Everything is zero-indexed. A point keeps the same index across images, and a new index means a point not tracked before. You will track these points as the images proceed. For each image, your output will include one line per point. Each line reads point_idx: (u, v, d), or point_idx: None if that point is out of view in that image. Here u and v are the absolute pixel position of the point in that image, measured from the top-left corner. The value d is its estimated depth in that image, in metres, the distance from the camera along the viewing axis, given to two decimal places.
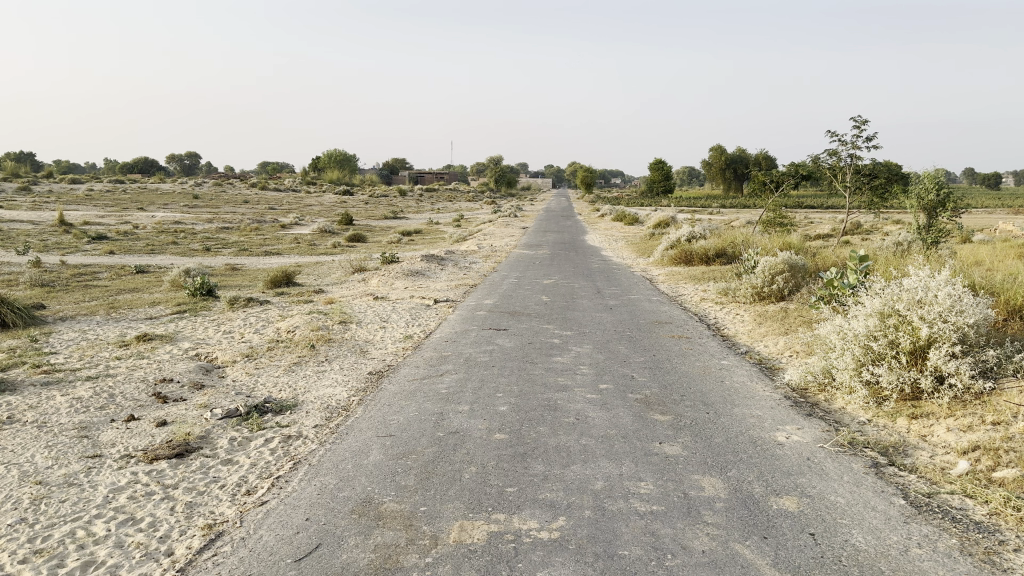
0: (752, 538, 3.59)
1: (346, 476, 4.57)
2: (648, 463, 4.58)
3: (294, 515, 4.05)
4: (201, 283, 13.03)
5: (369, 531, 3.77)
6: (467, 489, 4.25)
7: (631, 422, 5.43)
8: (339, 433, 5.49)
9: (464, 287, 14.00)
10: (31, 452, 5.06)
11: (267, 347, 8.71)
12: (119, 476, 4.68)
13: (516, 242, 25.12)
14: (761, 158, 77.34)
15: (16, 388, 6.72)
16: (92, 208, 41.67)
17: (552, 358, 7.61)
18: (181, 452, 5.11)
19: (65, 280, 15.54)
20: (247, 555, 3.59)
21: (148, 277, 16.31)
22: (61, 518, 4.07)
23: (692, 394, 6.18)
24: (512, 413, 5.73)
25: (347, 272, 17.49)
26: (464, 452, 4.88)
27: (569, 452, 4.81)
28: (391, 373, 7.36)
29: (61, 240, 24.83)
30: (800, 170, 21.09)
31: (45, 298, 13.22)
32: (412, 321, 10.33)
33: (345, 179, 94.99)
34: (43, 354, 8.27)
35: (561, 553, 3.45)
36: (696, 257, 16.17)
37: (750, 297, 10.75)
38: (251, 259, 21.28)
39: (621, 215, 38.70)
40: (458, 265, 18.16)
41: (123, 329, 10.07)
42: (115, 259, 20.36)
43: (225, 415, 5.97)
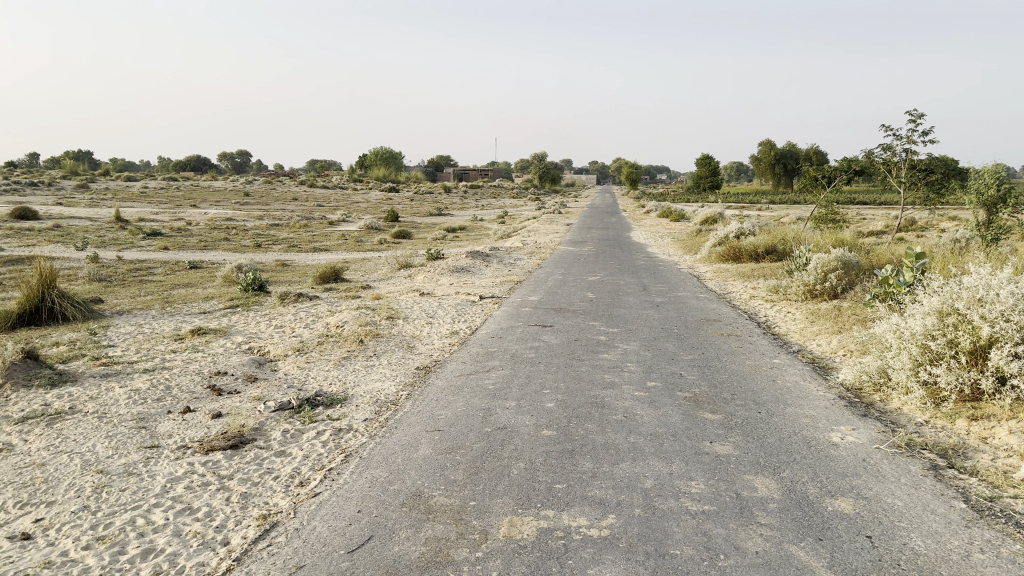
0: (807, 540, 3.52)
1: (396, 469, 4.61)
2: (699, 463, 4.53)
3: (346, 507, 4.09)
4: (253, 278, 13.25)
5: (419, 524, 3.79)
6: (515, 485, 4.25)
7: (680, 421, 5.38)
8: (389, 427, 5.53)
9: (509, 284, 13.99)
10: (92, 441, 5.21)
11: (316, 341, 8.83)
12: (176, 467, 4.78)
13: (561, 238, 25.11)
14: (810, 153, 75.96)
15: (77, 379, 6.93)
16: (147, 205, 42.79)
17: (599, 355, 7.57)
18: (236, 443, 5.20)
19: (121, 275, 15.94)
20: (301, 547, 3.64)
21: (201, 273, 16.65)
22: (122, 506, 4.18)
23: (744, 393, 6.10)
24: (559, 410, 5.71)
25: (394, 269, 17.62)
26: (512, 448, 4.88)
27: (618, 450, 4.78)
28: (438, 368, 7.39)
29: (117, 236, 25.49)
30: (852, 165, 20.65)
31: (103, 292, 13.56)
32: (458, 317, 10.38)
33: (390, 177, 95.61)
34: (102, 347, 8.51)
35: (611, 551, 3.42)
36: (745, 254, 15.93)
37: (802, 294, 10.56)
38: (300, 255, 21.59)
39: (667, 211, 38.33)
40: (502, 261, 18.15)
41: (178, 323, 10.31)
42: (169, 255, 20.86)
43: (278, 408, 6.06)
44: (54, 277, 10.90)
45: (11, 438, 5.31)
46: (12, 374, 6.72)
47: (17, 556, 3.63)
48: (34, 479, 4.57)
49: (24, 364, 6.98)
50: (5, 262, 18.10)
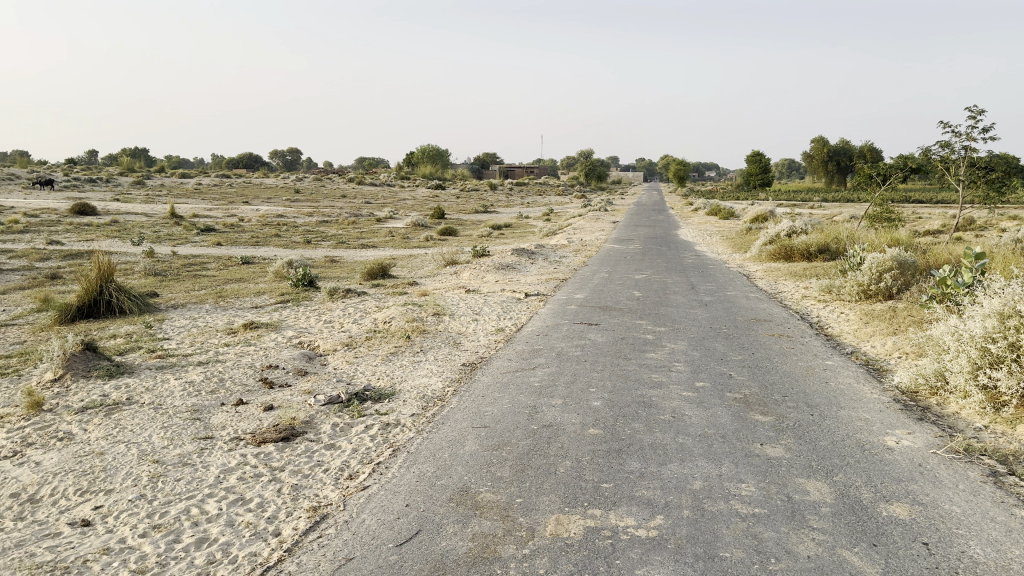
0: (861, 545, 3.45)
1: (443, 464, 4.64)
2: (749, 465, 4.46)
3: (394, 501, 4.12)
4: (303, 274, 13.44)
5: (466, 520, 3.80)
6: (561, 483, 4.23)
7: (730, 422, 5.30)
8: (436, 423, 5.56)
9: (555, 282, 13.95)
10: (148, 432, 5.35)
11: (364, 336, 8.93)
12: (229, 458, 4.88)
13: (608, 236, 24.96)
14: (864, 149, 74.20)
15: (134, 370, 7.11)
16: (201, 201, 43.77)
17: (646, 354, 7.50)
18: (287, 435, 5.29)
19: (176, 270, 16.33)
20: (351, 539, 3.68)
21: (253, 268, 16.93)
22: (177, 496, 4.28)
23: (795, 395, 5.99)
24: (606, 408, 5.68)
25: (440, 266, 17.73)
26: (558, 445, 4.88)
27: (665, 450, 4.73)
28: (484, 365, 7.41)
29: (172, 232, 26.11)
30: (909, 163, 20.12)
31: (159, 286, 13.91)
32: (503, 314, 10.40)
33: (437, 175, 96.13)
34: (157, 340, 8.72)
35: (660, 552, 3.39)
36: (797, 253, 15.66)
37: (856, 295, 10.32)
38: (349, 252, 21.82)
39: (716, 209, 37.85)
40: (548, 259, 18.14)
41: (231, 317, 10.53)
42: (222, 251, 21.29)
43: (327, 402, 6.14)
44: (112, 272, 11.20)
45: (72, 427, 5.48)
46: (73, 364, 6.92)
47: (78, 542, 3.75)
48: (93, 467, 4.70)
49: (83, 355, 7.19)
50: (66, 256, 18.66)
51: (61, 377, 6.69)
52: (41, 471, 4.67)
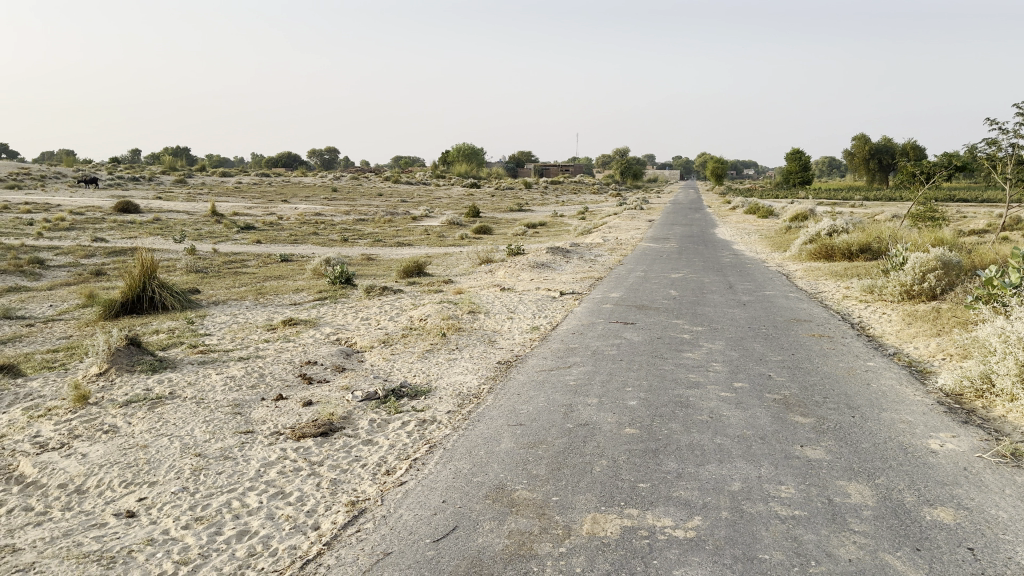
0: (903, 549, 3.38)
1: (479, 462, 4.65)
2: (789, 466, 4.40)
3: (431, 496, 4.15)
4: (340, 271, 13.56)
5: (502, 517, 3.81)
6: (598, 482, 4.22)
7: (769, 423, 5.24)
8: (472, 420, 5.58)
9: (590, 280, 13.91)
10: (191, 426, 5.45)
11: (401, 333, 9.00)
12: (269, 452, 4.95)
13: (643, 235, 24.78)
14: (907, 147, 72.74)
15: (177, 366, 7.24)
16: (241, 199, 44.47)
17: (683, 354, 7.45)
18: (325, 430, 5.35)
19: (217, 267, 16.60)
20: (389, 534, 3.71)
21: (292, 266, 17.14)
22: (218, 489, 4.35)
23: (835, 396, 5.90)
24: (642, 408, 5.65)
25: (475, 264, 17.76)
26: (594, 444, 4.86)
27: (703, 451, 4.69)
28: (520, 363, 7.41)
29: (213, 229, 26.53)
30: (953, 160, 19.67)
31: (200, 283, 14.13)
32: (539, 313, 10.39)
33: (472, 174, 96.35)
34: (199, 336, 8.87)
35: (697, 553, 3.36)
36: (838, 252, 15.43)
37: (898, 295, 10.13)
38: (384, 250, 21.98)
39: (754, 207, 37.38)
40: (583, 258, 18.08)
41: (270, 314, 10.68)
42: (262, 248, 21.59)
43: (365, 398, 6.20)
44: (155, 268, 11.40)
45: (117, 420, 5.59)
46: (118, 358, 7.06)
47: (123, 533, 3.83)
48: (137, 460, 4.80)
49: (128, 349, 7.33)
50: (111, 254, 19.05)
51: (106, 371, 6.83)
52: (87, 463, 4.78)
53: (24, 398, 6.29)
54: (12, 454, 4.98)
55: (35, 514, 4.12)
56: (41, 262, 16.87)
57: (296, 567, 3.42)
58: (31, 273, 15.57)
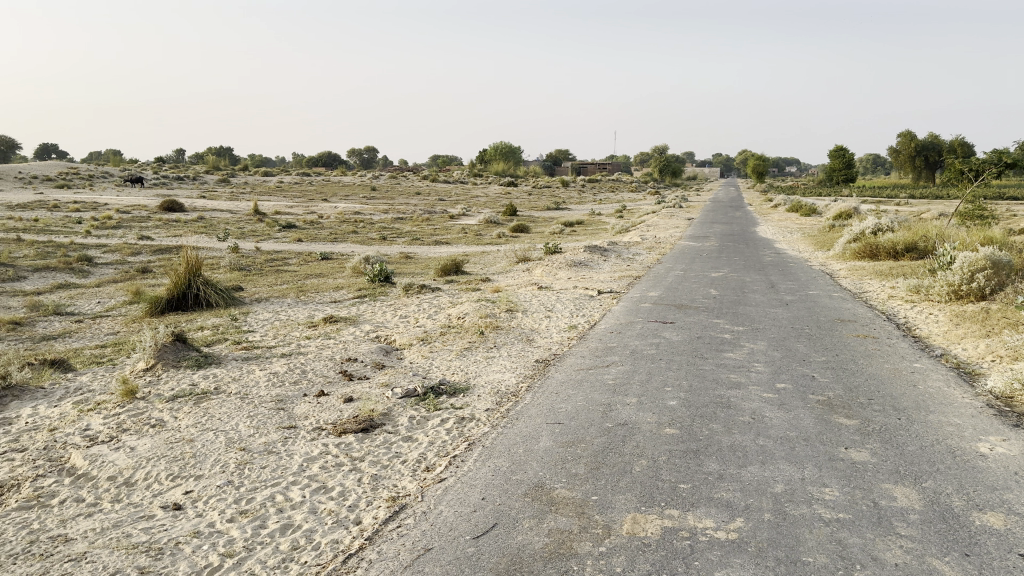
0: (952, 554, 3.31)
1: (518, 460, 4.66)
2: (833, 469, 4.34)
3: (471, 493, 4.17)
4: (379, 269, 13.68)
5: (542, 515, 3.81)
6: (638, 482, 4.19)
7: (813, 425, 5.16)
8: (510, 418, 5.59)
9: (628, 279, 13.84)
10: (235, 420, 5.54)
11: (439, 331, 9.05)
12: (311, 447, 5.01)
13: (682, 234, 24.58)
14: (955, 144, 71.12)
15: (221, 362, 7.37)
16: (282, 198, 45.08)
17: (723, 354, 7.39)
18: (366, 426, 5.40)
19: (260, 265, 16.84)
20: (429, 530, 3.73)
21: (332, 263, 17.31)
22: (262, 483, 4.42)
23: (881, 398, 5.79)
24: (682, 408, 5.61)
25: (513, 262, 17.79)
26: (634, 444, 4.84)
27: (745, 452, 4.64)
28: (558, 361, 7.40)
29: (255, 228, 26.93)
30: (1003, 157, 19.12)
31: (243, 281, 14.38)
32: (577, 311, 10.37)
33: (509, 172, 96.45)
34: (242, 332, 9.02)
35: (740, 555, 3.33)
36: (883, 251, 15.13)
37: (946, 296, 9.90)
38: (423, 248, 22.13)
39: (796, 206, 36.80)
40: (621, 256, 17.99)
41: (311, 311, 10.81)
42: (303, 247, 21.88)
43: (404, 395, 6.25)
44: (199, 266, 11.62)
45: (164, 415, 5.72)
46: (164, 354, 7.21)
47: (170, 525, 3.91)
48: (184, 454, 4.90)
49: (174, 345, 7.48)
50: (156, 251, 19.47)
51: (153, 367, 6.98)
52: (135, 456, 4.88)
53: (74, 392, 6.46)
54: (64, 447, 5.11)
55: (86, 505, 4.22)
56: (90, 259, 17.30)
57: (338, 561, 3.46)
58: (80, 270, 15.98)
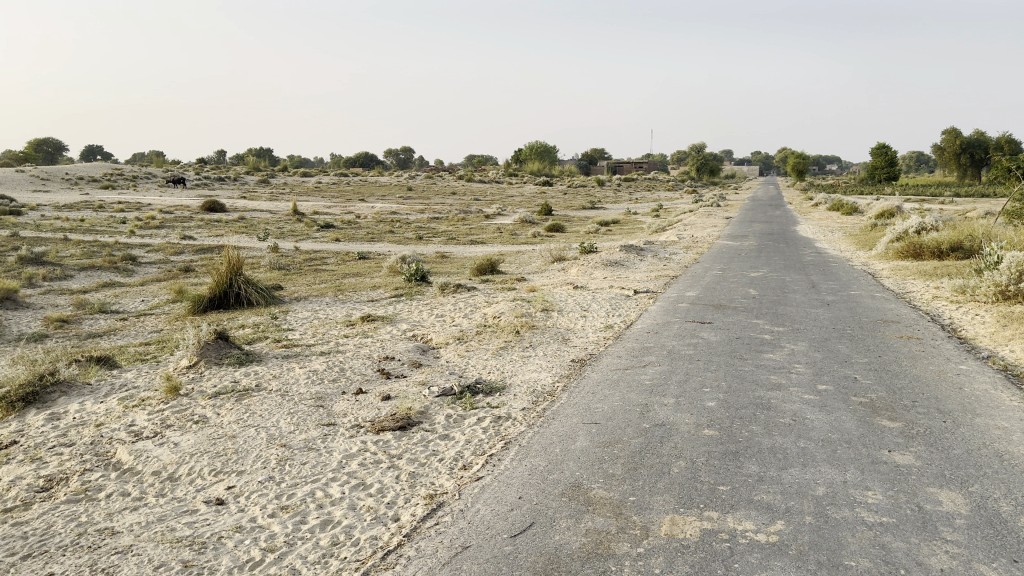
0: (999, 560, 3.24)
1: (555, 459, 4.66)
2: (876, 472, 4.27)
3: (508, 492, 4.18)
4: (415, 269, 13.75)
5: (579, 515, 3.80)
6: (676, 484, 4.17)
7: (855, 428, 5.08)
8: (547, 417, 5.60)
9: (665, 279, 13.74)
10: (276, 417, 5.62)
11: (475, 330, 9.08)
12: (350, 444, 5.07)
13: (720, 233, 24.32)
14: (1002, 141, 69.31)
15: (262, 359, 7.48)
16: (321, 199, 45.57)
17: (763, 354, 7.32)
18: (404, 424, 5.44)
19: (299, 265, 17.04)
20: (467, 528, 3.75)
21: (370, 263, 17.46)
22: (302, 479, 4.48)
23: (925, 400, 5.68)
24: (721, 409, 5.56)
25: (548, 262, 17.76)
26: (672, 445, 4.81)
27: (786, 455, 4.58)
28: (594, 361, 7.38)
29: (294, 228, 27.24)
30: None
31: (282, 280, 14.57)
32: (613, 311, 10.33)
33: (545, 172, 96.40)
34: (282, 331, 9.14)
35: (780, 558, 3.29)
36: (927, 250, 14.82)
37: (993, 296, 9.66)
38: (459, 248, 22.22)
39: (837, 205, 36.18)
40: (657, 255, 17.88)
41: (349, 310, 10.91)
42: (340, 246, 22.10)
43: (441, 393, 6.28)
44: (241, 265, 11.81)
45: (206, 411, 5.82)
46: (207, 352, 7.33)
47: (213, 520, 3.98)
48: (226, 449, 4.98)
49: (216, 343, 7.61)
50: (198, 251, 19.80)
51: (195, 364, 7.11)
52: (179, 451, 4.98)
53: (120, 389, 6.60)
54: (110, 442, 5.23)
55: (132, 499, 4.32)
56: (134, 258, 17.67)
57: (377, 557, 3.49)
58: (125, 269, 16.32)
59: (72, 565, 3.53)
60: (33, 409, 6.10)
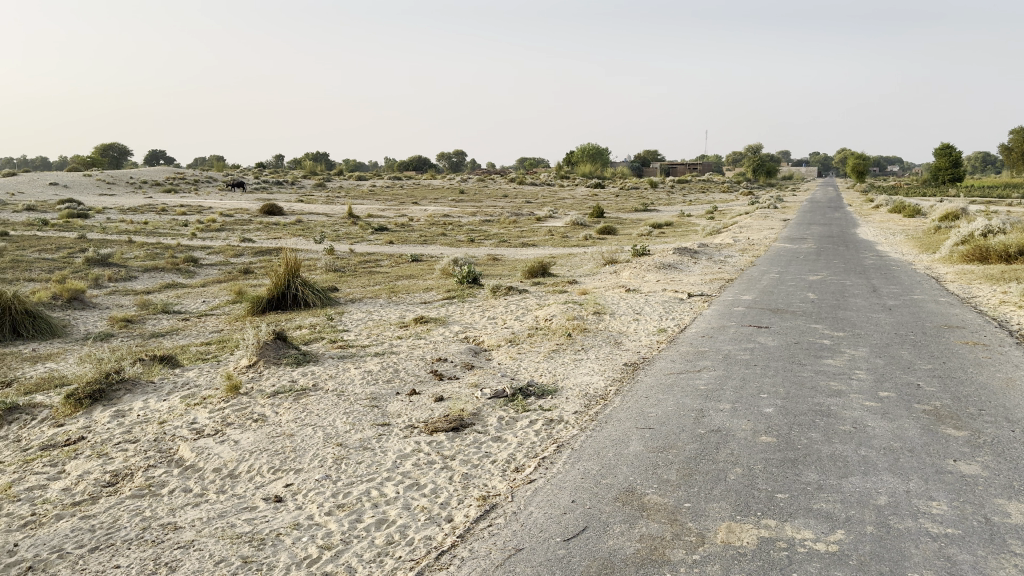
0: None
1: (608, 463, 4.63)
2: (941, 482, 4.14)
3: (561, 496, 4.17)
4: (468, 271, 13.83)
5: (633, 520, 3.78)
6: (733, 491, 4.11)
7: (918, 436, 4.94)
8: (600, 421, 5.57)
9: (719, 282, 13.55)
10: (332, 416, 5.71)
11: (527, 333, 9.09)
12: (404, 444, 5.12)
13: (776, 235, 23.90)
14: None
15: (319, 359, 7.61)
16: (375, 202, 46.08)
17: (823, 360, 7.16)
18: (457, 425, 5.48)
19: (354, 267, 17.26)
20: (520, 530, 3.76)
21: (423, 265, 17.60)
22: (358, 478, 4.54)
23: (993, 409, 5.49)
24: (778, 416, 5.46)
25: (600, 264, 17.70)
26: (728, 451, 4.74)
27: (846, 463, 4.48)
28: (647, 365, 7.33)
29: (349, 231, 27.61)
30: None
31: (338, 282, 14.79)
32: (666, 314, 10.24)
33: (596, 173, 96.02)
34: (338, 332, 9.28)
35: (840, 568, 3.22)
36: (994, 254, 14.34)
37: None
38: (510, 250, 22.26)
39: (899, 207, 35.25)
40: (712, 258, 17.65)
41: (403, 311, 11.03)
42: (394, 248, 22.36)
43: (493, 395, 6.31)
44: (298, 267, 12.02)
45: (265, 410, 5.94)
46: (266, 352, 7.48)
47: (272, 517, 4.06)
48: (284, 448, 5.08)
49: (274, 343, 7.75)
50: (257, 253, 20.25)
51: (254, 364, 7.26)
52: (239, 449, 5.10)
53: (182, 387, 6.79)
54: (172, 439, 5.38)
55: (194, 495, 4.43)
56: (195, 260, 18.13)
57: (431, 557, 3.52)
58: (187, 270, 16.78)
59: (137, 558, 3.64)
60: (99, 406, 6.30)
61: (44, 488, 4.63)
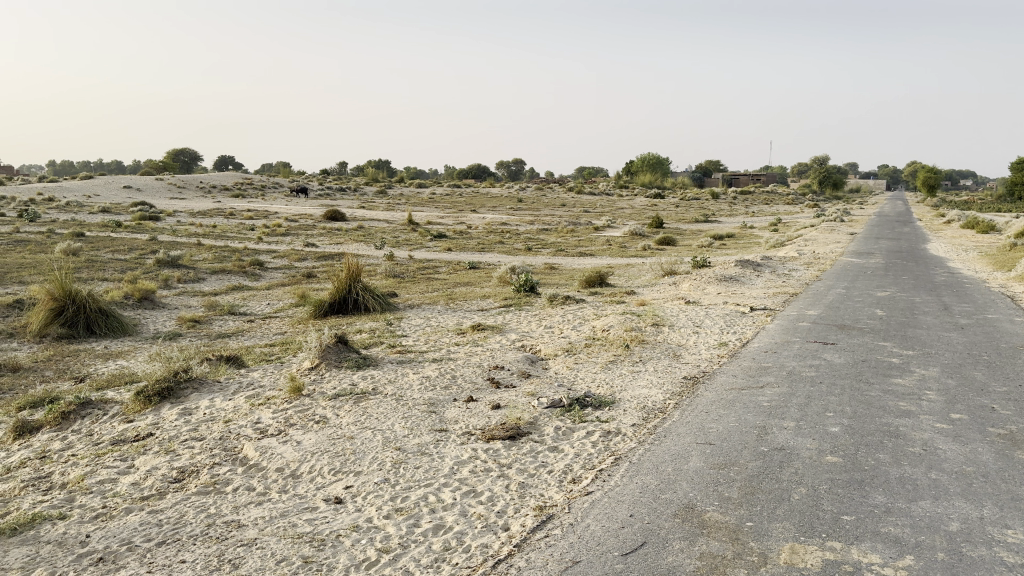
0: None
1: (667, 478, 4.58)
2: (1017, 510, 3.98)
3: (619, 509, 4.14)
4: (525, 279, 13.83)
5: (693, 537, 3.73)
6: (797, 511, 4.02)
7: (993, 461, 4.76)
8: (658, 435, 5.51)
9: (782, 296, 13.29)
10: (391, 421, 5.78)
11: (584, 343, 9.06)
12: (461, 451, 5.15)
13: (841, 249, 23.33)
14: None
15: (378, 363, 7.71)
16: (434, 209, 46.65)
17: (891, 379, 6.96)
18: (514, 434, 5.48)
19: (413, 273, 17.49)
20: (577, 542, 3.74)
21: (481, 273, 17.71)
22: (416, 483, 4.59)
23: None
24: (845, 435, 5.32)
25: (659, 275, 17.56)
26: (792, 470, 4.64)
27: (916, 486, 4.35)
28: (708, 379, 7.23)
29: (409, 237, 27.96)
30: None
31: (397, 287, 15.00)
32: (726, 328, 10.08)
33: (656, 183, 95.21)
34: (397, 336, 9.40)
35: None
36: None
37: None
38: (568, 259, 22.27)
39: (975, 221, 33.97)
40: (775, 271, 17.31)
41: (460, 318, 11.12)
42: (453, 255, 22.56)
43: (550, 404, 6.29)
44: (359, 272, 12.19)
45: (326, 411, 6.05)
46: (328, 354, 7.62)
47: (332, 518, 4.13)
48: (345, 450, 5.17)
49: (336, 346, 7.88)
50: (319, 258, 20.59)
51: (316, 366, 7.41)
52: (301, 450, 5.20)
53: (246, 387, 6.95)
54: (237, 438, 5.51)
55: (257, 494, 4.54)
56: (260, 263, 18.61)
57: (488, 565, 3.53)
58: (252, 273, 17.18)
59: (201, 554, 3.73)
60: (167, 403, 6.51)
61: (114, 481, 4.80)
